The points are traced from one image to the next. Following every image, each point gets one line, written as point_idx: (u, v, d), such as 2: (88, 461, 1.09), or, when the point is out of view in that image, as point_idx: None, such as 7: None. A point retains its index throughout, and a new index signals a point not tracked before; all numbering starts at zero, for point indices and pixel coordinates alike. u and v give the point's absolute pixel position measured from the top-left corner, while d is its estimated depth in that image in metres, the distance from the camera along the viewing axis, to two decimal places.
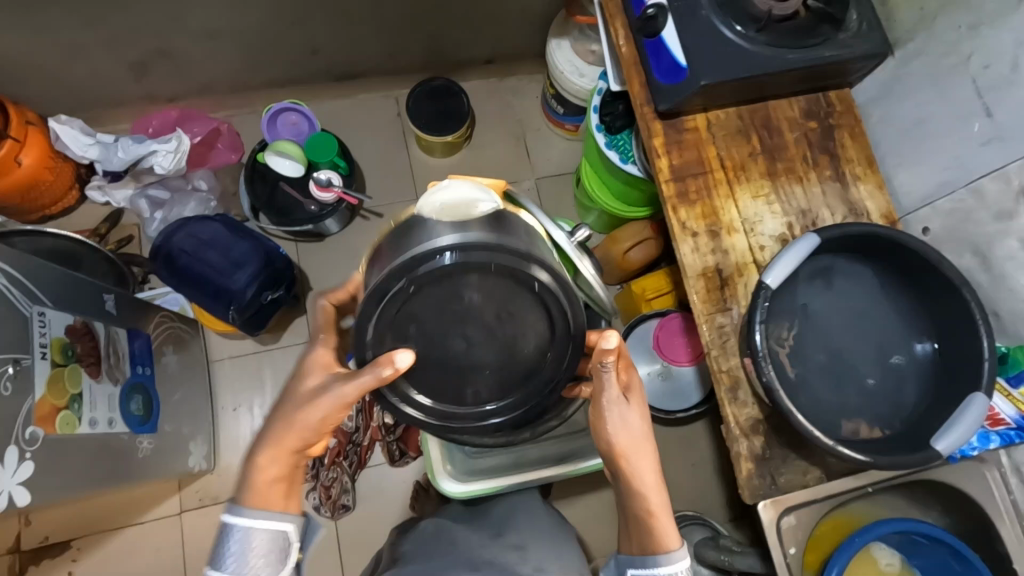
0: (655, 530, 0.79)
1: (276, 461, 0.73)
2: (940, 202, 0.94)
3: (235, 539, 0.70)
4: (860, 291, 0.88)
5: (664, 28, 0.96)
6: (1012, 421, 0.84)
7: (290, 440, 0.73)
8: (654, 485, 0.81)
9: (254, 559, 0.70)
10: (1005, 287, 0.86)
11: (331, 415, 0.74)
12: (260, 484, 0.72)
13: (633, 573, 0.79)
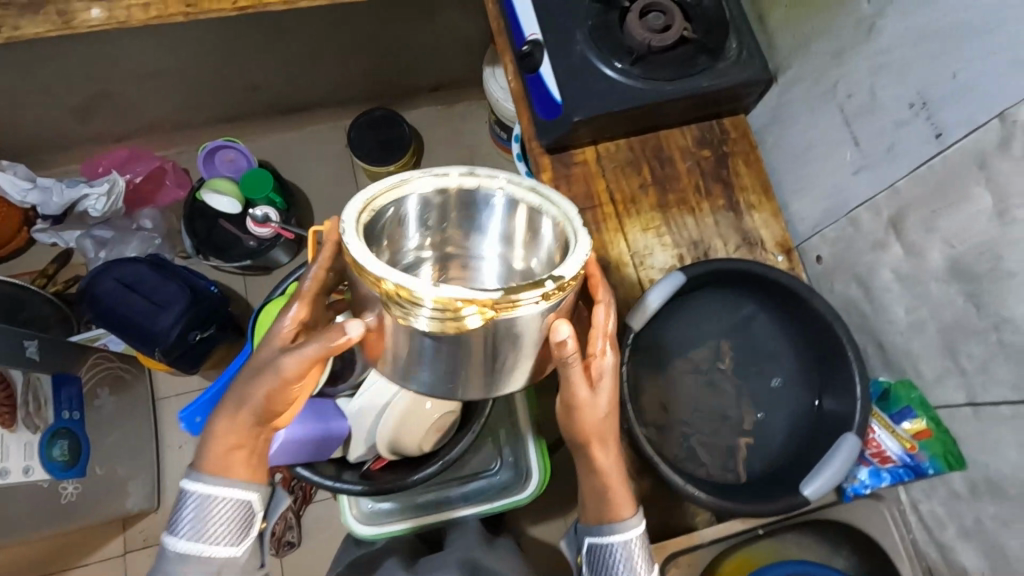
0: (610, 499, 0.73)
1: (232, 433, 0.69)
2: (827, 230, 0.91)
3: (195, 505, 0.68)
4: (735, 325, 0.88)
5: (541, 64, 0.95)
6: (898, 459, 0.82)
7: (237, 416, 0.69)
8: (615, 469, 0.74)
9: (212, 526, 0.68)
10: (887, 318, 0.83)
11: (276, 395, 0.67)
12: (221, 451, 0.69)
13: (589, 543, 0.74)
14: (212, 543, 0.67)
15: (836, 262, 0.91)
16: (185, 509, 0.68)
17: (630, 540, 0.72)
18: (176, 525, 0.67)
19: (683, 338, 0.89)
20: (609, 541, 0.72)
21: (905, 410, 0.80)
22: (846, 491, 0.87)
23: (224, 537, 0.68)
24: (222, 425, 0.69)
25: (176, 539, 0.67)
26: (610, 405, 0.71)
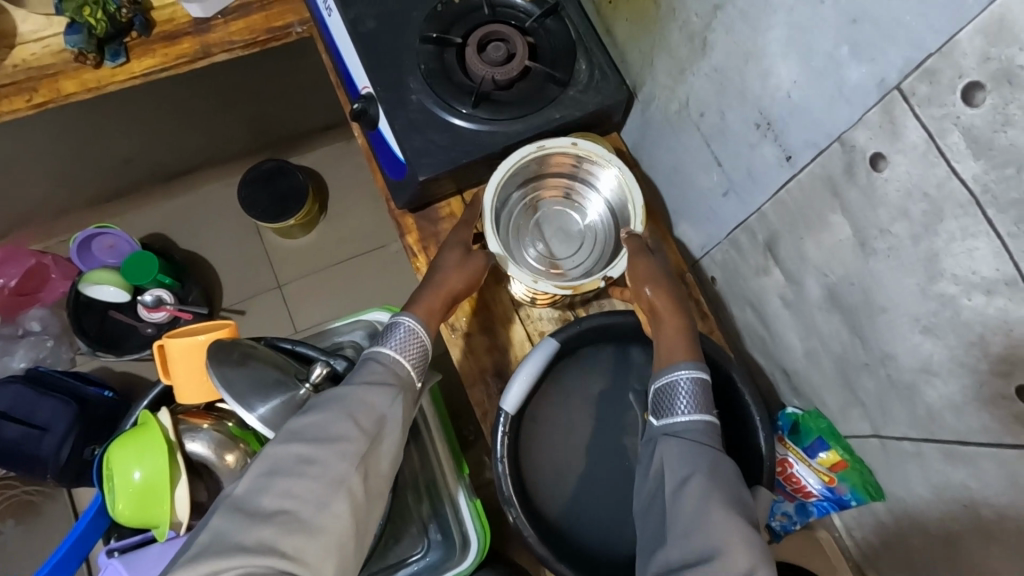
0: (668, 342, 0.69)
1: (432, 296, 0.76)
2: (713, 251, 0.84)
3: (410, 327, 0.70)
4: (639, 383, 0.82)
5: (379, 120, 0.86)
6: (819, 493, 0.75)
7: (450, 281, 0.78)
8: (678, 324, 0.71)
9: (410, 348, 0.70)
10: (783, 345, 0.75)
11: (471, 272, 0.79)
12: (429, 301, 0.75)
13: (659, 383, 0.67)
14: (411, 366, 0.69)
15: (726, 284, 0.83)
16: (397, 331, 0.70)
17: (699, 376, 0.65)
18: (386, 341, 0.70)
19: (577, 406, 0.81)
20: (676, 375, 0.65)
21: (816, 443, 0.73)
22: (777, 531, 0.82)
23: (415, 362, 0.70)
24: (429, 286, 0.77)
25: (387, 347, 0.69)
26: (665, 273, 0.76)
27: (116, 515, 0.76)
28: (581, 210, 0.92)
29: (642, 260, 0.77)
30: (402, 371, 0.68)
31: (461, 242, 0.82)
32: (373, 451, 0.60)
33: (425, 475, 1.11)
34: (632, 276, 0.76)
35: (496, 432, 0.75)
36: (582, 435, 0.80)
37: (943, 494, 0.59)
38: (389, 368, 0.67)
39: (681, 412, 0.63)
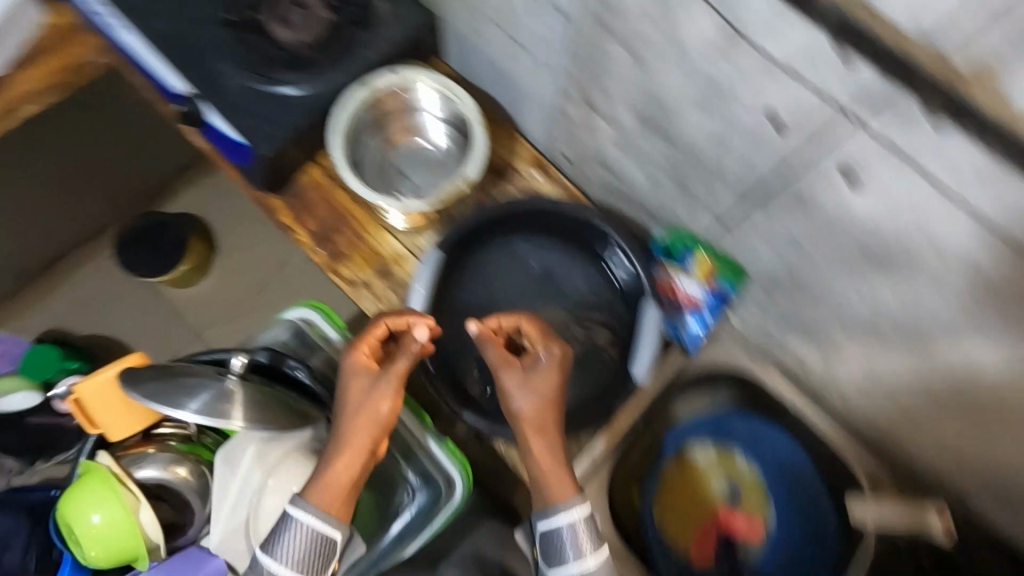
0: (546, 482, 0.69)
1: (350, 472, 0.72)
2: (555, 130, 0.92)
3: (304, 527, 0.69)
4: (539, 266, 0.91)
5: (207, 114, 0.87)
6: (702, 296, 0.86)
7: (364, 429, 0.72)
8: (556, 458, 0.70)
9: (296, 549, 0.69)
10: (634, 183, 0.85)
11: (394, 410, 0.73)
12: (331, 481, 0.70)
13: (542, 526, 0.68)
14: (308, 569, 0.69)
15: (576, 153, 0.92)
16: (290, 527, 0.69)
17: (579, 522, 0.67)
18: (275, 546, 0.69)
19: (487, 303, 0.91)
20: (557, 525, 0.67)
21: (685, 254, 0.86)
22: (687, 345, 0.90)
23: (307, 565, 0.69)
24: (347, 439, 0.72)
25: (276, 560, 0.68)
26: (544, 391, 0.70)
27: (92, 561, 0.77)
28: (431, 136, 0.98)
29: (519, 379, 0.71)
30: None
31: (357, 370, 0.75)
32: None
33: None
34: (504, 392, 0.71)
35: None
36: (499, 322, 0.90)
37: (776, 244, 0.70)
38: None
39: (569, 561, 0.67)
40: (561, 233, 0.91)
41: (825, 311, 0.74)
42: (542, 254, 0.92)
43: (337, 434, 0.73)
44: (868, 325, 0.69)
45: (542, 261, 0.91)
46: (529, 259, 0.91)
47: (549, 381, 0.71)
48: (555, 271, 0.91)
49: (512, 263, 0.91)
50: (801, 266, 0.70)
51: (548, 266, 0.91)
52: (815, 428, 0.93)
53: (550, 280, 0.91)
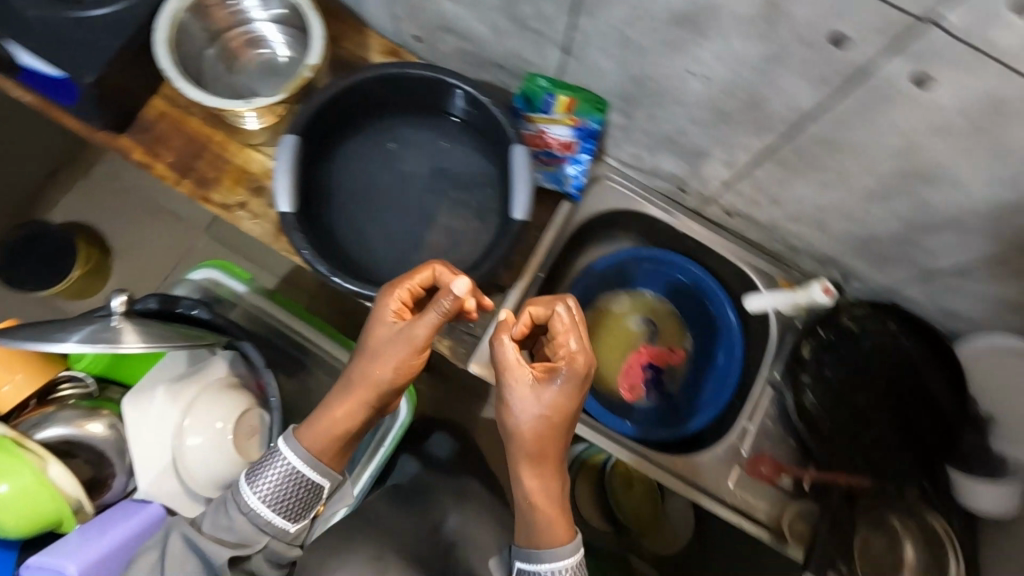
0: (539, 524, 0.56)
1: (344, 410, 0.62)
2: (396, 9, 0.90)
3: (286, 467, 0.60)
4: (386, 138, 0.85)
5: (19, 55, 0.81)
6: (574, 138, 0.89)
7: (372, 371, 0.62)
8: (551, 500, 0.57)
9: (272, 494, 0.60)
10: (481, 40, 0.85)
11: (400, 371, 0.62)
12: (326, 425, 0.61)
13: (518, 566, 0.58)
14: (279, 518, 0.60)
15: (422, 27, 0.91)
16: (268, 472, 0.60)
17: (570, 565, 0.56)
18: (253, 480, 0.60)
19: (355, 188, 0.84)
20: (545, 568, 0.56)
21: (547, 100, 0.86)
22: (571, 191, 0.93)
23: (286, 508, 0.60)
24: (356, 379, 0.62)
25: (251, 496, 0.59)
26: (554, 408, 0.56)
27: (14, 529, 0.73)
28: (275, 44, 0.94)
29: (537, 393, 0.57)
30: (263, 529, 0.60)
31: (389, 314, 0.64)
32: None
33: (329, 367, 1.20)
34: (500, 398, 0.58)
35: (290, 235, 0.74)
36: (367, 207, 0.83)
37: (614, 51, 0.72)
38: (246, 522, 0.60)
39: None
40: (403, 99, 0.85)
41: (676, 113, 0.77)
42: (387, 126, 0.85)
43: (349, 370, 0.63)
44: (713, 109, 0.72)
45: (391, 134, 0.85)
46: (375, 136, 0.85)
47: (567, 402, 0.57)
48: (407, 140, 0.85)
49: (359, 143, 0.84)
50: (640, 66, 0.72)
51: (399, 138, 0.85)
52: (708, 246, 0.98)
53: (403, 152, 0.85)
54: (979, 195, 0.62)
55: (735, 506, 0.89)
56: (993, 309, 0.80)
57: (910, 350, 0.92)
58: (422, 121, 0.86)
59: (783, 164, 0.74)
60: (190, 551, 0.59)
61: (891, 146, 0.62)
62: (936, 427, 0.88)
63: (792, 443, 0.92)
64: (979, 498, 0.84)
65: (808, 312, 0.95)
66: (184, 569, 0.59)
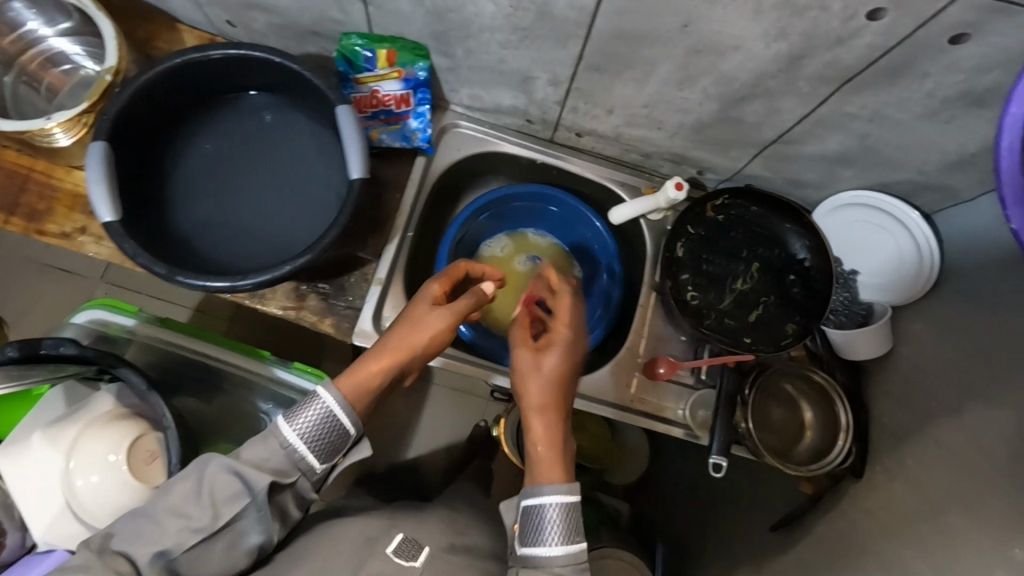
0: (546, 460, 0.67)
1: (384, 364, 0.71)
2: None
3: (325, 407, 0.65)
4: (201, 138, 0.82)
5: None
6: (407, 91, 0.88)
7: (412, 337, 0.73)
8: (556, 442, 0.69)
9: (316, 432, 0.64)
10: (287, 9, 0.83)
11: (436, 339, 0.74)
12: (365, 375, 0.69)
13: (525, 504, 0.66)
14: (312, 453, 0.64)
15: (228, 9, 0.88)
16: (308, 409, 0.65)
17: (567, 502, 0.65)
18: (295, 415, 0.64)
19: (184, 185, 0.80)
20: (544, 504, 0.64)
21: (366, 58, 0.84)
22: (421, 146, 0.93)
23: (319, 448, 0.65)
24: (400, 341, 0.72)
25: (290, 428, 0.64)
26: (561, 369, 0.73)
27: None
28: (75, 56, 0.88)
29: (552, 347, 0.75)
30: (296, 462, 0.64)
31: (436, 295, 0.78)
32: (229, 529, 0.60)
33: (243, 383, 1.15)
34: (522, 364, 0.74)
35: (122, 245, 0.71)
36: (201, 205, 0.80)
37: None
38: (282, 455, 0.63)
39: (547, 544, 0.63)
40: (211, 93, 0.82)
41: (487, 41, 0.77)
42: (201, 125, 0.83)
43: (387, 334, 0.73)
44: (517, 28, 0.72)
45: (207, 132, 0.83)
46: (191, 136, 0.82)
47: (577, 358, 0.76)
48: (227, 132, 0.83)
49: (176, 146, 0.81)
50: (435, 0, 0.72)
51: (217, 132, 0.83)
52: (570, 171, 1.00)
53: (226, 144, 0.83)
54: (764, 55, 0.64)
55: (643, 409, 0.92)
56: (829, 168, 0.84)
57: (775, 227, 0.96)
58: (237, 109, 0.83)
59: (597, 69, 0.75)
60: (235, 477, 0.60)
61: (672, 25, 0.63)
62: (810, 291, 0.93)
63: (684, 339, 0.96)
64: (854, 348, 0.88)
65: (675, 212, 0.97)
66: (227, 491, 0.60)
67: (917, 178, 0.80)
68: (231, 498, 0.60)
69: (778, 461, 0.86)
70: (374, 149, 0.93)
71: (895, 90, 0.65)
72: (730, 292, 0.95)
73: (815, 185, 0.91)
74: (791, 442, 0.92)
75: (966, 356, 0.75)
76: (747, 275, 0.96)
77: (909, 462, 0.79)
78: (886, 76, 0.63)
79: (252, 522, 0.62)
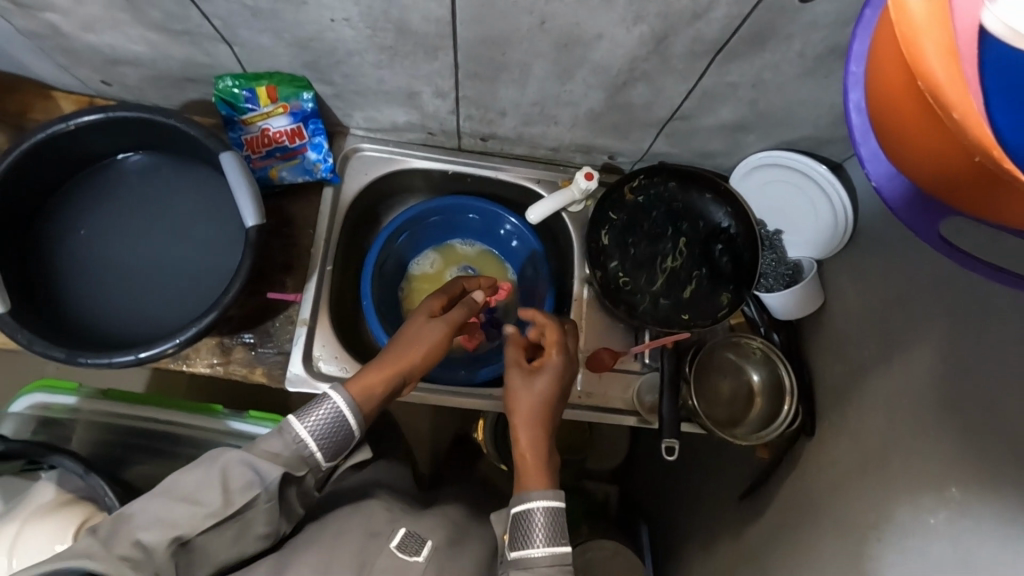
0: (540, 468, 0.65)
1: (383, 374, 0.71)
2: (58, 61, 0.83)
3: (335, 407, 0.66)
4: (76, 226, 0.79)
5: None
6: (298, 123, 0.85)
7: (414, 350, 0.74)
8: (552, 453, 0.68)
9: (327, 432, 0.65)
10: (152, 61, 0.80)
11: (432, 349, 0.75)
12: (370, 382, 0.70)
13: (516, 512, 0.63)
14: (320, 449, 0.65)
15: (95, 69, 0.84)
16: (319, 408, 0.65)
17: (555, 507, 0.62)
18: (306, 413, 0.65)
19: (79, 261, 0.77)
20: (533, 511, 0.62)
21: (247, 98, 0.82)
22: (325, 176, 0.91)
23: (326, 446, 0.65)
24: (398, 353, 0.73)
25: (301, 424, 0.64)
26: (562, 382, 0.73)
27: None
28: None
29: (549, 362, 0.73)
30: (305, 457, 0.64)
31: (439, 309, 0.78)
32: (241, 517, 0.60)
33: (196, 443, 1.12)
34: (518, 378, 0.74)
35: (13, 335, 0.67)
36: (96, 283, 0.77)
37: (261, 27, 0.68)
38: (291, 450, 0.64)
39: (536, 545, 0.60)
40: (77, 173, 0.79)
41: (359, 63, 0.74)
42: (76, 212, 0.79)
43: (392, 345, 0.74)
44: (383, 48, 0.70)
45: (83, 217, 0.79)
46: (66, 221, 0.78)
47: (569, 378, 0.74)
48: (104, 210, 0.80)
49: (52, 236, 0.77)
50: (293, 33, 0.69)
51: (93, 213, 0.79)
52: (485, 176, 0.98)
53: (107, 222, 0.79)
54: (628, 40, 0.62)
55: (595, 405, 0.91)
56: (731, 135, 0.83)
57: (695, 200, 0.95)
58: (111, 183, 0.80)
59: (476, 75, 0.73)
60: (249, 466, 0.60)
61: (530, 23, 0.61)
62: (737, 259, 0.92)
63: (624, 326, 0.95)
64: (790, 309, 0.87)
65: (594, 200, 0.96)
66: (242, 480, 0.60)
67: (817, 132, 0.79)
68: (244, 489, 0.59)
69: (728, 434, 0.85)
70: (277, 187, 0.91)
71: (767, 53, 0.63)
72: (660, 273, 0.95)
73: (724, 152, 0.90)
74: (742, 413, 0.92)
75: (888, 305, 0.75)
76: (675, 253, 0.95)
77: (850, 417, 0.79)
78: (752, 41, 0.61)
79: (262, 513, 0.61)
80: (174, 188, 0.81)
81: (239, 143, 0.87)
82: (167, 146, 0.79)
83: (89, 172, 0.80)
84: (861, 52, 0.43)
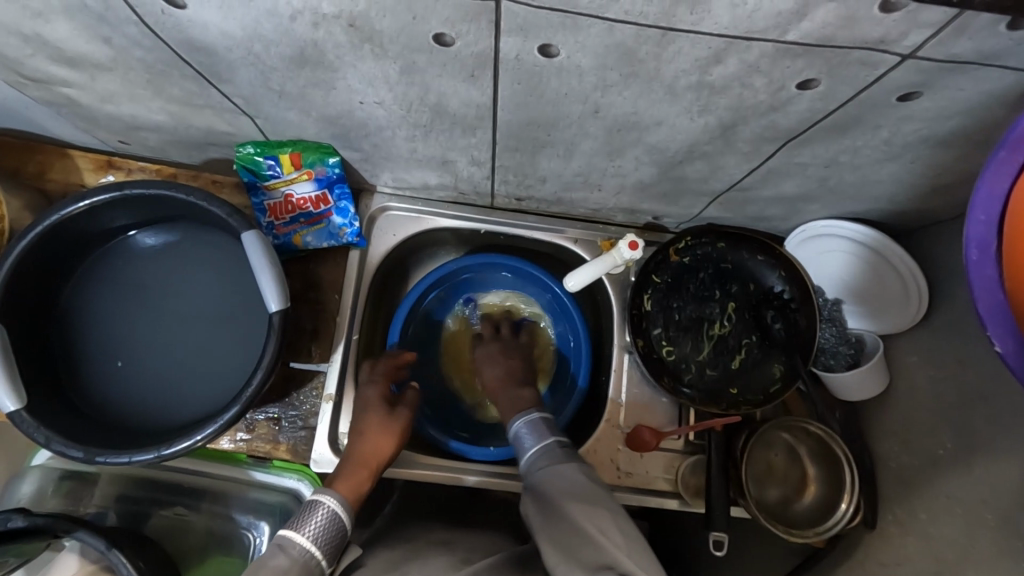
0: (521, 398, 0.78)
1: (363, 471, 0.71)
2: (75, 124, 0.79)
3: (331, 509, 0.64)
4: (104, 348, 0.75)
5: None
6: (323, 189, 0.81)
7: (374, 445, 0.75)
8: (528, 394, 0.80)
9: (318, 535, 0.62)
10: (173, 129, 0.76)
11: (392, 440, 0.77)
12: (350, 479, 0.70)
13: (520, 424, 0.72)
14: (324, 557, 0.62)
15: (113, 132, 0.80)
16: (315, 515, 0.63)
17: (531, 414, 0.73)
18: (300, 524, 0.62)
19: (101, 341, 0.75)
20: (523, 423, 0.72)
21: (270, 166, 0.77)
22: (351, 241, 0.86)
23: (328, 551, 0.62)
24: (365, 450, 0.74)
25: (301, 534, 0.61)
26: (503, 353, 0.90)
27: None
28: None
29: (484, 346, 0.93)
30: (312, 565, 0.60)
31: (376, 401, 0.81)
32: None
33: (215, 502, 1.01)
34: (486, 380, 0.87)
35: (33, 435, 0.64)
36: (118, 380, 0.74)
37: (287, 107, 0.64)
38: (299, 561, 0.60)
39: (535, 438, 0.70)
40: (100, 275, 0.77)
41: (390, 136, 0.69)
42: (102, 335, 0.75)
43: (353, 446, 0.74)
44: (419, 126, 0.64)
45: (118, 348, 0.75)
46: (100, 350, 0.75)
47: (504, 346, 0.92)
48: (134, 323, 0.76)
49: (66, 356, 0.74)
50: (322, 112, 0.64)
51: (123, 327, 0.76)
52: (518, 234, 0.92)
53: (137, 333, 0.76)
54: (692, 127, 0.56)
55: (635, 485, 0.85)
56: (792, 205, 0.76)
57: (747, 261, 0.87)
58: (134, 282, 0.77)
59: (515, 149, 0.67)
60: None
61: (582, 110, 0.55)
62: (791, 329, 0.85)
63: (667, 399, 0.89)
64: (849, 391, 0.80)
65: (637, 263, 0.90)
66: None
67: (890, 207, 0.72)
68: None
69: (779, 529, 0.77)
70: (301, 252, 0.86)
71: (848, 141, 0.56)
72: (706, 341, 0.88)
73: (781, 217, 0.83)
74: (793, 495, 0.84)
75: (968, 400, 0.67)
76: (723, 319, 0.88)
77: (918, 519, 0.71)
78: (834, 131, 0.54)
79: None
80: (194, 258, 0.78)
81: (261, 208, 0.83)
82: (188, 215, 0.76)
83: (105, 246, 0.76)
84: (993, 194, 0.42)
